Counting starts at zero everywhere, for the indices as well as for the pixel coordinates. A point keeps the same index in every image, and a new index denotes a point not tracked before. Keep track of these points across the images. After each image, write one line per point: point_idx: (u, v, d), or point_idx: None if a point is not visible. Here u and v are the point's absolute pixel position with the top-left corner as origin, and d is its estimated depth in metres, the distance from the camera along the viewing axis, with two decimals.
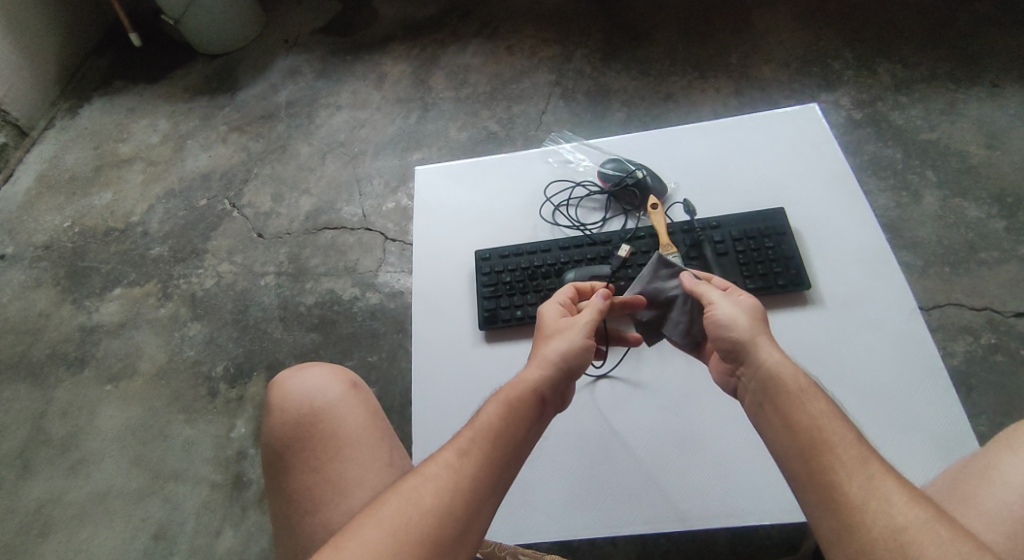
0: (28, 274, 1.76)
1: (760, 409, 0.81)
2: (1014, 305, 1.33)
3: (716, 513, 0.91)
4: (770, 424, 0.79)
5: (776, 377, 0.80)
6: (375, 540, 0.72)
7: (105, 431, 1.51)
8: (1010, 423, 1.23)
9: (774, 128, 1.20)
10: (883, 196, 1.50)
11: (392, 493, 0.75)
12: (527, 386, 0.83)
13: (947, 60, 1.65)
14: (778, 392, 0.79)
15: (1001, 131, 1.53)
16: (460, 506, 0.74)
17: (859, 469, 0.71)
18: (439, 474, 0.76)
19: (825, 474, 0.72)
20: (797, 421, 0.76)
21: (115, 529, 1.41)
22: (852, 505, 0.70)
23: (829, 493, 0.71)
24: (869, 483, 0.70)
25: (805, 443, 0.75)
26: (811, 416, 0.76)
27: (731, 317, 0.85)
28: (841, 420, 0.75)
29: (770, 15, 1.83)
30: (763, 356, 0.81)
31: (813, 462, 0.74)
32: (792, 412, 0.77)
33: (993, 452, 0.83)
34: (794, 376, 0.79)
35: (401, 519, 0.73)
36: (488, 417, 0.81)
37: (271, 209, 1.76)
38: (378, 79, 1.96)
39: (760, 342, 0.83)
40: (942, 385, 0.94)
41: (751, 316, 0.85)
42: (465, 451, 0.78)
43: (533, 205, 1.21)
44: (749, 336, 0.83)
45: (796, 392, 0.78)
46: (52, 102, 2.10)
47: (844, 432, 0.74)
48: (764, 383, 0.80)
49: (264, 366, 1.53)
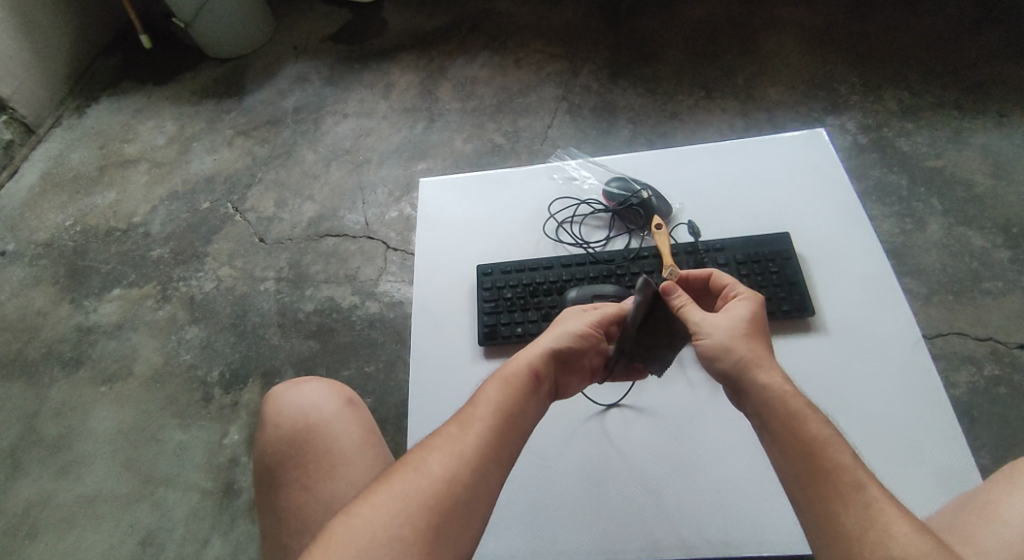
0: (27, 271, 1.75)
1: (757, 430, 0.79)
2: (1018, 337, 1.32)
3: (712, 542, 0.89)
4: (768, 449, 0.77)
5: (770, 399, 0.77)
6: (382, 507, 0.73)
7: (98, 433, 1.50)
8: (1012, 457, 1.21)
9: (781, 152, 1.19)
10: (888, 221, 1.50)
11: (399, 466, 0.78)
12: (527, 364, 0.85)
13: (954, 88, 1.65)
14: (771, 415, 0.77)
15: (1008, 161, 1.52)
16: (461, 475, 0.76)
17: (855, 500, 0.70)
18: (442, 444, 0.79)
19: (821, 502, 0.72)
20: (792, 447, 0.75)
21: (103, 533, 1.39)
22: (849, 535, 0.69)
23: (826, 523, 0.71)
24: (864, 514, 0.69)
25: (801, 467, 0.73)
26: (806, 440, 0.74)
27: (715, 348, 0.83)
28: (838, 443, 0.74)
29: (778, 37, 1.83)
30: (755, 381, 0.79)
31: (810, 489, 0.72)
32: (785, 435, 0.75)
33: (993, 488, 0.82)
34: (788, 397, 0.77)
35: (409, 487, 0.75)
36: (488, 389, 0.83)
37: (274, 215, 1.76)
38: (385, 88, 1.96)
39: (751, 363, 0.80)
40: (946, 417, 0.93)
41: (734, 337, 0.83)
42: (466, 421, 0.80)
43: (536, 221, 1.20)
44: (740, 360, 0.81)
45: (789, 415, 0.76)
46: (60, 101, 2.10)
47: (841, 457, 0.73)
48: (759, 407, 0.78)
49: (259, 372, 1.52)
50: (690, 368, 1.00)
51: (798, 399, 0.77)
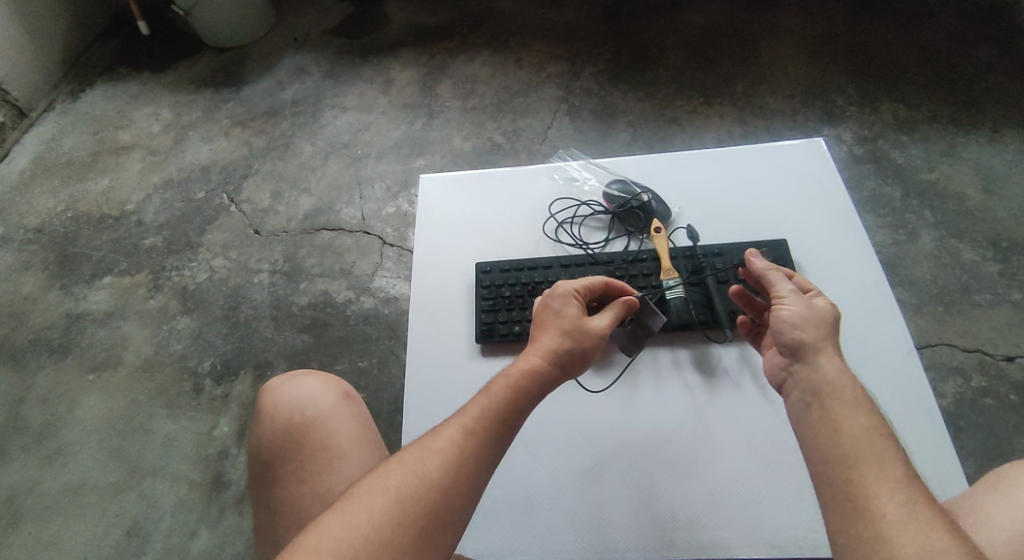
0: (16, 256, 1.73)
1: (803, 410, 0.80)
2: (1005, 349, 1.34)
3: (704, 545, 0.90)
4: (813, 431, 0.77)
5: (829, 382, 0.79)
6: (378, 507, 0.74)
7: (84, 422, 1.48)
8: (997, 467, 1.23)
9: (778, 161, 1.21)
10: (881, 232, 1.51)
11: (397, 464, 0.77)
12: (531, 375, 0.84)
13: (949, 103, 1.67)
14: (828, 397, 0.78)
15: (1000, 176, 1.54)
16: (460, 483, 0.76)
17: (901, 490, 0.70)
18: (442, 449, 0.78)
19: (860, 484, 0.71)
20: (843, 428, 0.75)
21: (88, 524, 1.38)
22: (886, 519, 0.69)
23: (862, 502, 0.70)
24: (908, 502, 0.69)
25: (844, 448, 0.74)
26: (856, 428, 0.74)
27: (796, 320, 0.84)
28: (889, 437, 0.74)
29: (778, 46, 1.85)
30: (824, 361, 0.80)
31: (853, 470, 0.72)
32: (839, 419, 0.76)
33: (984, 493, 0.83)
34: (847, 388, 0.78)
35: (406, 491, 0.75)
36: (493, 399, 0.82)
37: (270, 206, 1.75)
38: (385, 83, 1.96)
39: (826, 347, 0.82)
40: (935, 426, 0.94)
41: (822, 320, 0.84)
42: (469, 429, 0.80)
43: (536, 220, 1.20)
44: (817, 339, 0.82)
45: (846, 402, 0.77)
46: (53, 85, 2.08)
47: (891, 449, 0.73)
48: (817, 385, 0.79)
49: (251, 364, 1.51)
50: (687, 372, 1.01)
51: (858, 391, 0.78)
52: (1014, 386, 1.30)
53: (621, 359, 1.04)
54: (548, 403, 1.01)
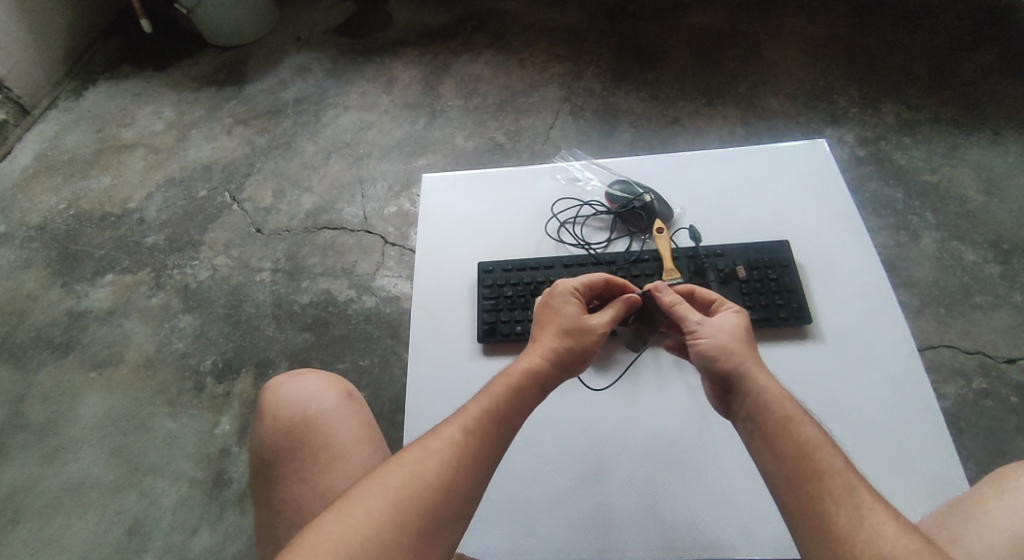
0: (18, 254, 1.73)
1: (746, 433, 0.80)
2: (1006, 351, 1.34)
3: (704, 547, 0.90)
4: (758, 452, 0.77)
5: (764, 405, 0.78)
6: (377, 508, 0.74)
7: (86, 419, 1.49)
8: (997, 469, 1.23)
9: (780, 162, 1.21)
10: (883, 234, 1.52)
11: (396, 464, 0.77)
12: (531, 375, 0.84)
13: (951, 105, 1.67)
14: (764, 418, 0.78)
15: (1002, 178, 1.54)
16: (460, 483, 0.77)
17: (848, 500, 0.71)
18: (442, 449, 0.78)
19: (811, 502, 0.72)
20: (785, 447, 0.75)
21: (89, 521, 1.38)
22: (841, 534, 0.69)
23: (814, 521, 0.71)
24: (856, 514, 0.70)
25: (790, 466, 0.74)
26: (798, 444, 0.75)
27: (715, 349, 0.83)
28: (830, 446, 0.75)
29: (780, 48, 1.85)
30: (752, 384, 0.80)
31: (801, 488, 0.73)
32: (780, 437, 0.76)
33: (984, 495, 0.83)
34: (784, 402, 0.78)
35: (405, 491, 0.75)
36: (493, 398, 0.82)
37: (272, 205, 1.75)
38: (387, 82, 1.96)
39: (750, 369, 0.81)
40: (936, 427, 0.94)
41: (733, 341, 0.83)
42: (469, 429, 0.80)
43: (538, 220, 1.20)
44: (737, 366, 0.81)
45: (784, 418, 0.77)
46: (56, 83, 2.08)
47: (833, 459, 0.74)
48: (753, 411, 0.79)
49: (253, 363, 1.51)
50: (688, 372, 1.01)
51: (793, 404, 0.78)
52: (1015, 388, 1.30)
53: (623, 359, 1.04)
54: (548, 404, 1.01)
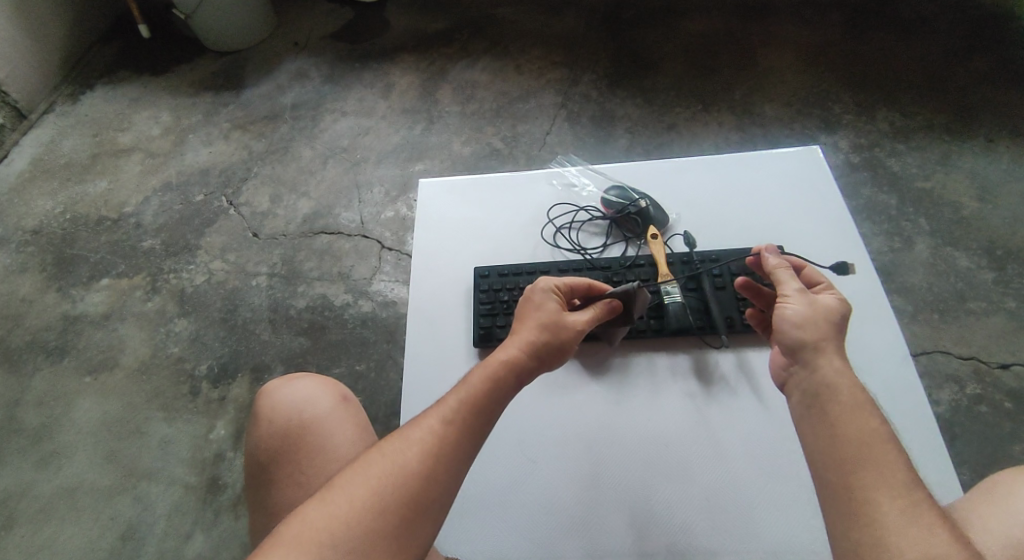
0: (14, 258, 1.73)
1: (805, 409, 0.79)
2: (1000, 356, 1.34)
3: (696, 551, 0.90)
4: (814, 431, 0.77)
5: (832, 388, 0.78)
6: (359, 497, 0.74)
7: (80, 424, 1.48)
8: (992, 475, 1.23)
9: (776, 168, 1.21)
10: (877, 240, 1.52)
11: (377, 454, 0.78)
12: (511, 366, 0.84)
13: (944, 112, 1.68)
14: (829, 401, 0.77)
15: (994, 185, 1.55)
16: (440, 474, 0.77)
17: (905, 495, 0.70)
18: (422, 440, 0.78)
19: (863, 491, 0.71)
20: (845, 433, 0.75)
21: (82, 527, 1.37)
22: (890, 525, 0.69)
23: (864, 508, 0.71)
24: (909, 511, 0.70)
25: (846, 452, 0.74)
26: (860, 433, 0.74)
27: (800, 318, 0.82)
28: (891, 441, 0.74)
29: (775, 55, 1.86)
30: (827, 364, 0.79)
31: (854, 477, 0.73)
32: (843, 423, 0.75)
33: (983, 500, 0.84)
34: (850, 390, 0.77)
35: (386, 480, 0.75)
36: (472, 389, 0.81)
37: (269, 209, 1.75)
38: (385, 88, 1.97)
39: (827, 348, 0.80)
40: (930, 431, 0.94)
41: (823, 319, 0.82)
42: (449, 420, 0.80)
43: (534, 226, 1.21)
44: (817, 340, 0.81)
45: (850, 405, 0.76)
46: (53, 87, 2.08)
47: (894, 455, 0.73)
48: (819, 389, 0.78)
49: (249, 367, 1.51)
50: (684, 378, 1.01)
51: (860, 394, 0.77)
52: (1008, 393, 1.31)
53: (618, 364, 1.04)
54: (546, 407, 1.02)
